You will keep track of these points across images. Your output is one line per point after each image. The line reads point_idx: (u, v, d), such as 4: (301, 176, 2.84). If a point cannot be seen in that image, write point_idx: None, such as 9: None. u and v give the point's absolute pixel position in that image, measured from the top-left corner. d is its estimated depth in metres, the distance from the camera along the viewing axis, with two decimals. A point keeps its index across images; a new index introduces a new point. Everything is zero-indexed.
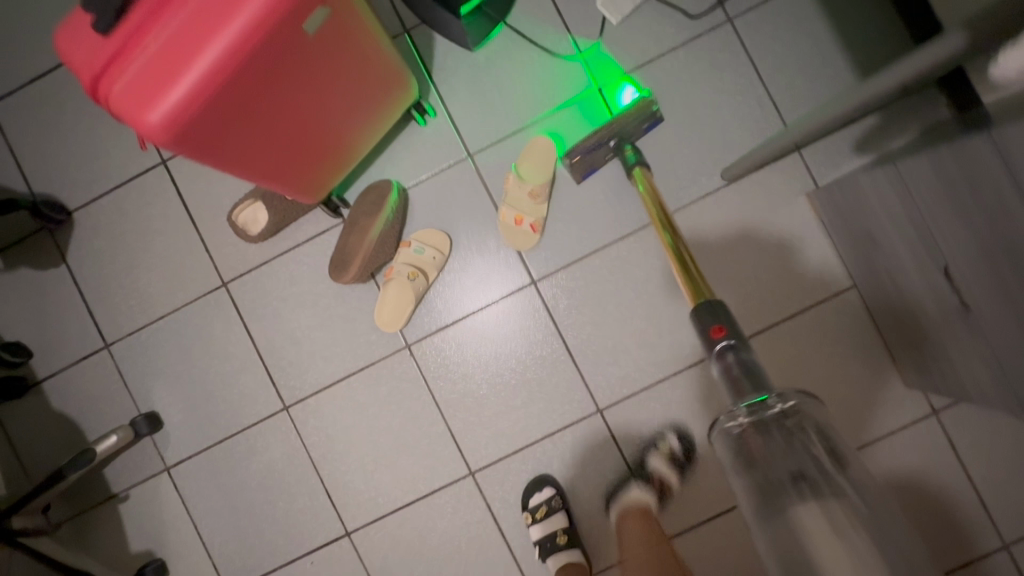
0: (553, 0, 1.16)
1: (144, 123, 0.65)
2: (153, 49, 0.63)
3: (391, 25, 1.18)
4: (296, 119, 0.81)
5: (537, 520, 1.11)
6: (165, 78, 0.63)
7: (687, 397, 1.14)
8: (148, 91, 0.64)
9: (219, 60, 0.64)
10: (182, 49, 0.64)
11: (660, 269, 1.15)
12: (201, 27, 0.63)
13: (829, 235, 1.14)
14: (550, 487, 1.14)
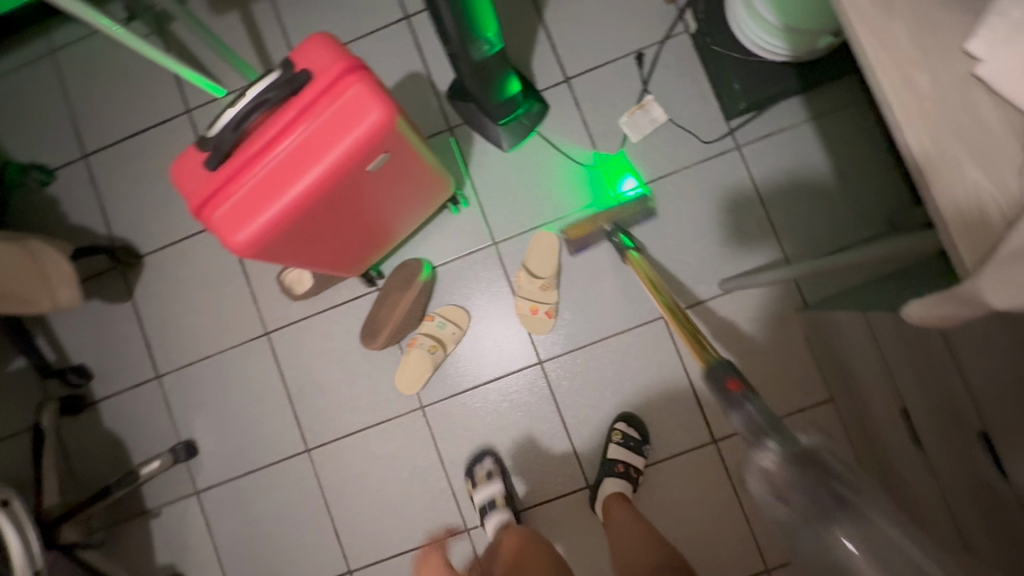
0: (582, 115, 1.31)
1: (233, 243, 0.80)
2: (247, 186, 0.78)
3: (438, 122, 1.34)
4: (353, 226, 0.96)
5: (478, 488, 1.24)
6: (252, 210, 0.78)
7: (670, 481, 1.25)
8: (240, 218, 0.79)
9: (299, 198, 0.79)
10: (270, 187, 0.78)
11: (656, 362, 1.27)
12: (287, 171, 0.78)
13: (812, 350, 1.24)
14: (493, 458, 1.27)
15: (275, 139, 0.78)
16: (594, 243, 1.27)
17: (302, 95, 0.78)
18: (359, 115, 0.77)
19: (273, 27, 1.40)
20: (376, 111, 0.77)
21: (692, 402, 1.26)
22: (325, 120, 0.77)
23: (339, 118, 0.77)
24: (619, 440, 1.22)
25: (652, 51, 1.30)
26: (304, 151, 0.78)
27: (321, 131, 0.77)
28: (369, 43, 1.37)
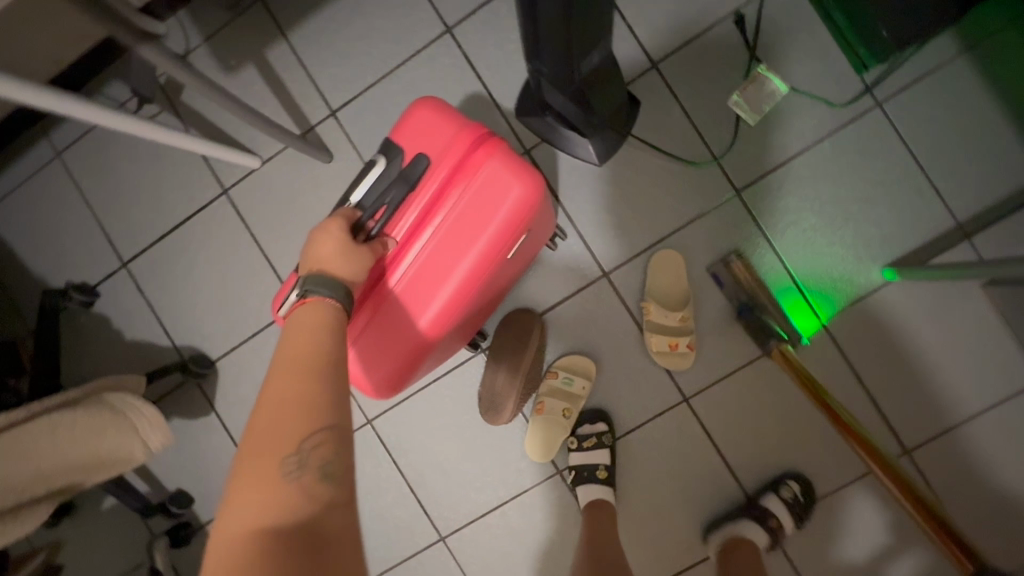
0: (682, 105, 1.10)
1: (393, 353, 0.81)
2: (397, 295, 0.78)
3: (511, 147, 1.15)
4: (488, 304, 0.95)
5: (581, 448, 1.11)
6: (407, 320, 0.79)
7: (864, 507, 1.08)
8: (399, 328, 0.79)
9: (453, 296, 0.79)
10: (422, 291, 0.78)
11: (823, 375, 1.10)
12: (437, 273, 0.78)
13: (1010, 329, 1.05)
14: (603, 423, 1.13)
15: (418, 235, 0.77)
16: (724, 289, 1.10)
17: (435, 182, 0.75)
18: (501, 193, 0.76)
19: (297, 75, 1.21)
20: (519, 186, 0.76)
21: (870, 412, 1.09)
22: (468, 204, 0.76)
23: (481, 199, 0.76)
24: (788, 497, 1.06)
25: (753, 9, 1.08)
26: (455, 240, 0.77)
27: (465, 218, 0.76)
28: (412, 71, 1.17)
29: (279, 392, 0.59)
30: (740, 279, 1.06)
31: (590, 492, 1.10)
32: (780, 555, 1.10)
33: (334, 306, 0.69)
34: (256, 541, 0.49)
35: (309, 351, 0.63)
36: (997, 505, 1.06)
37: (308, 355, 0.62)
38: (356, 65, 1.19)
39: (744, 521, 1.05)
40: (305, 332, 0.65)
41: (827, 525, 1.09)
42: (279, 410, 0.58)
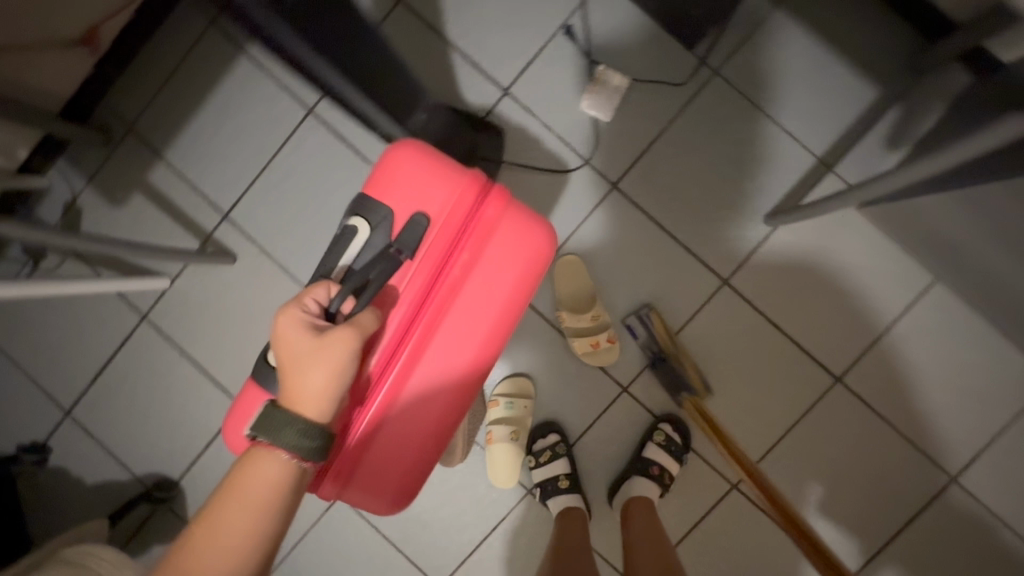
0: (540, 121, 1.16)
1: (414, 434, 0.76)
2: (414, 369, 0.75)
3: None
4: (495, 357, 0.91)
5: (540, 464, 1.15)
6: (428, 394, 0.75)
7: (815, 440, 1.14)
8: (417, 403, 0.75)
9: (476, 361, 0.77)
10: (442, 362, 0.75)
11: (742, 330, 1.14)
12: (456, 340, 0.75)
13: (893, 241, 1.12)
14: (555, 434, 1.17)
15: (428, 304, 0.74)
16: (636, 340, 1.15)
17: (440, 244, 0.73)
18: (520, 246, 0.75)
19: (182, 189, 1.25)
20: (531, 238, 0.75)
21: (795, 351, 1.14)
22: (483, 263, 0.75)
23: (495, 255, 0.75)
24: (661, 439, 1.12)
25: (578, 18, 1.15)
26: (473, 302, 0.75)
27: (482, 277, 0.75)
28: (288, 157, 1.22)
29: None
30: (659, 335, 1.12)
31: (558, 503, 1.13)
32: (753, 510, 1.14)
33: (288, 463, 0.59)
34: None
35: (240, 537, 0.57)
36: (929, 404, 1.12)
37: (223, 557, 0.56)
38: (234, 166, 1.23)
39: (634, 479, 1.11)
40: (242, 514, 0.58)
41: (786, 465, 1.14)
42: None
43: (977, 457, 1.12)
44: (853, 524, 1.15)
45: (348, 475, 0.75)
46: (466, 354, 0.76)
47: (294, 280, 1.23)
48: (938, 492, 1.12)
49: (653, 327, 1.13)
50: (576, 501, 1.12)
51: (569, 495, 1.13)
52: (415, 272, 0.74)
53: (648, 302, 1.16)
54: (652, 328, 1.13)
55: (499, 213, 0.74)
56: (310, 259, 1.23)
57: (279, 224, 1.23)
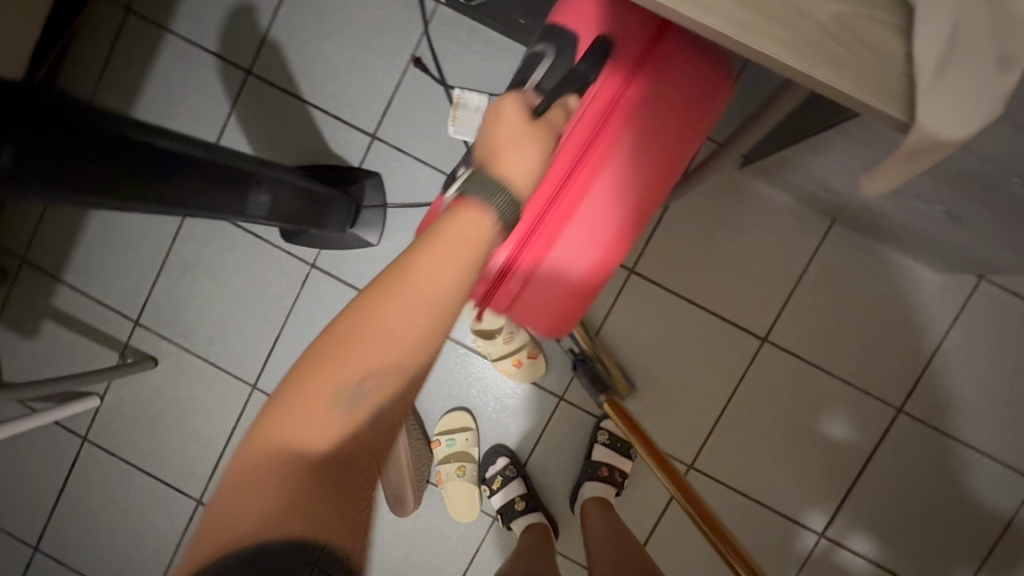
0: (414, 157, 1.17)
1: (574, 283, 0.75)
2: (580, 212, 0.73)
3: (297, 268, 1.20)
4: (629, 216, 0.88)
5: (496, 490, 1.15)
6: (594, 243, 0.74)
7: (755, 402, 1.15)
8: (576, 252, 0.74)
9: (645, 204, 0.75)
10: (611, 204, 0.73)
11: (660, 313, 1.14)
12: (624, 183, 0.73)
13: (782, 193, 1.11)
14: (504, 457, 1.17)
15: (601, 137, 0.71)
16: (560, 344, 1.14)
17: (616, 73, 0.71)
18: (690, 81, 0.72)
19: (89, 305, 1.24)
20: (701, 73, 0.72)
21: (716, 322, 1.14)
22: (654, 97, 0.72)
23: (644, 120, 0.72)
24: (605, 439, 1.13)
25: (424, 48, 1.15)
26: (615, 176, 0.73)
27: (652, 116, 0.72)
28: (182, 249, 1.22)
29: (292, 410, 0.46)
30: (580, 338, 1.11)
31: (521, 525, 1.13)
32: (714, 482, 1.16)
33: (490, 227, 0.55)
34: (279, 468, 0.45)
35: (418, 329, 0.49)
36: (858, 341, 1.13)
37: (395, 341, 0.48)
38: (133, 271, 1.23)
39: (586, 485, 1.11)
40: (395, 313, 0.49)
41: (733, 433, 1.15)
42: (279, 444, 0.46)
43: (916, 381, 1.13)
44: (812, 472, 1.16)
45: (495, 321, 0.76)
46: (606, 221, 0.73)
47: (219, 368, 1.23)
48: (887, 423, 1.14)
49: (574, 333, 1.11)
50: (536, 518, 1.13)
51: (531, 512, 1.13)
52: (589, 116, 0.71)
53: None
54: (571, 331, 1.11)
55: (651, 77, 0.71)
56: (229, 343, 1.23)
57: (190, 317, 1.23)
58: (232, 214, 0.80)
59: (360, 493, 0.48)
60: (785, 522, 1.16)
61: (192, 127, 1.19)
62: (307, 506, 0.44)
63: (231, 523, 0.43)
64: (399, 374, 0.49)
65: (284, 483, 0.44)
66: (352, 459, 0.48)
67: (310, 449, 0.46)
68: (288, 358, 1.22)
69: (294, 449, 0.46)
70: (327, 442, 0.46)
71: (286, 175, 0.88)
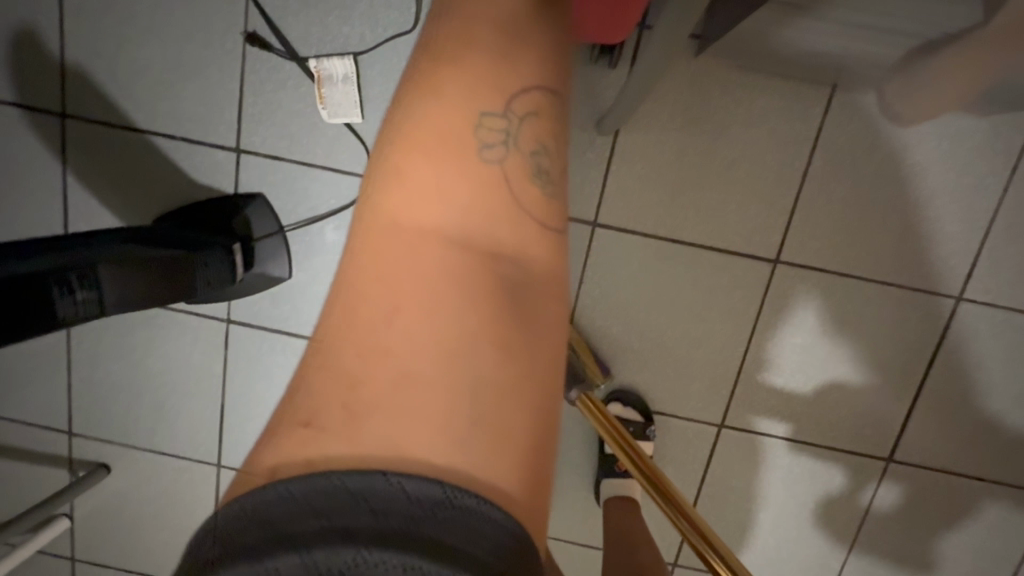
0: (296, 162, 0.93)
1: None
2: None
3: (213, 326, 1.01)
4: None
5: None
6: None
7: (780, 337, 0.94)
8: None
9: None
10: None
11: (642, 263, 0.92)
12: None
13: (757, 71, 0.85)
14: None
15: None
16: None
17: None
18: None
19: (12, 430, 1.10)
20: None
21: (711, 257, 0.92)
22: None
23: None
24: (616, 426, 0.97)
25: (255, 18, 0.88)
26: None
27: None
28: (83, 342, 1.05)
29: (413, 200, 0.52)
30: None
31: None
32: (751, 436, 0.99)
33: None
34: (443, 254, 0.50)
35: (492, 61, 0.56)
36: (893, 230, 0.90)
37: (475, 84, 0.55)
38: (43, 381, 1.07)
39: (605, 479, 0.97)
40: (485, 82, 0.56)
41: (764, 374, 0.96)
42: (427, 240, 0.51)
43: (975, 259, 0.90)
44: (868, 394, 0.96)
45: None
46: None
47: (175, 456, 1.09)
48: (946, 319, 0.92)
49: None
50: None
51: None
52: None
53: None
54: None
55: None
56: (176, 427, 1.08)
57: (124, 411, 1.08)
58: (39, 334, 0.62)
59: (529, 285, 0.52)
60: (846, 456, 0.99)
61: (29, 201, 0.96)
62: (476, 306, 0.49)
63: (380, 375, 0.46)
64: (524, 147, 0.55)
65: (449, 269, 0.50)
66: (504, 238, 0.52)
67: (466, 257, 0.51)
68: (241, 427, 1.07)
69: (445, 239, 0.51)
70: (468, 245, 0.51)
71: (102, 256, 0.68)
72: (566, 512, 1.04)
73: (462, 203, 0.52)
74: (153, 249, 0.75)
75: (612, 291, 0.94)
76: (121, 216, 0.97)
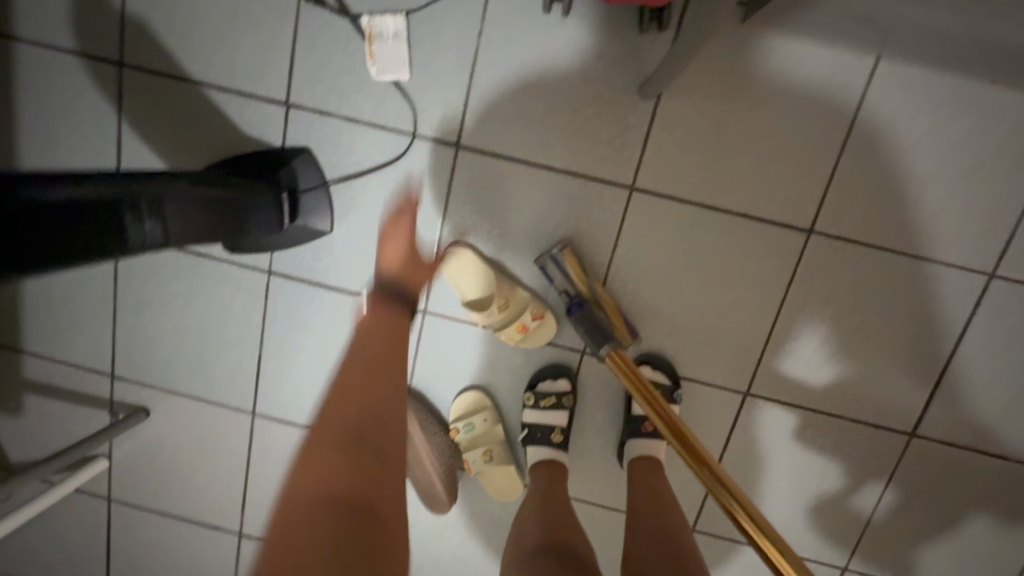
0: (343, 117, 0.96)
1: None
2: None
3: (255, 276, 1.05)
4: None
5: (537, 405, 1.00)
6: None
7: (810, 307, 0.96)
8: None
9: None
10: None
11: (677, 228, 0.94)
12: None
13: (803, 41, 0.86)
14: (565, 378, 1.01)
15: None
16: (549, 272, 0.96)
17: None
18: None
19: (58, 370, 1.14)
20: None
21: (746, 225, 0.93)
22: None
23: None
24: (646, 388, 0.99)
25: None
26: None
27: None
28: (129, 288, 1.08)
29: (310, 469, 0.64)
30: (573, 277, 0.95)
31: (542, 454, 1.01)
32: (776, 405, 1.00)
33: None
34: (332, 519, 0.59)
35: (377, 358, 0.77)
36: (930, 205, 0.91)
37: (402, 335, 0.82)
38: (89, 323, 1.11)
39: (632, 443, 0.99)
40: (379, 345, 0.78)
41: (792, 345, 0.98)
42: (315, 496, 0.61)
43: (1010, 237, 0.91)
44: (894, 368, 0.97)
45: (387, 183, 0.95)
46: None
47: (212, 403, 1.13)
48: (977, 296, 0.93)
49: (565, 265, 0.95)
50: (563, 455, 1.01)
51: (558, 462, 1.00)
52: None
53: (562, 243, 0.95)
54: (557, 268, 0.95)
55: None
56: (214, 374, 1.11)
57: (166, 356, 1.11)
58: (112, 256, 0.66)
59: (393, 527, 0.62)
60: (870, 430, 1.00)
61: (84, 146, 1.00)
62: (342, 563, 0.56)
63: None
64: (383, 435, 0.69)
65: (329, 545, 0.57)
66: (389, 526, 0.62)
67: (350, 513, 0.60)
68: (277, 377, 1.10)
69: (342, 505, 0.61)
70: (348, 509, 0.61)
71: (170, 190, 0.72)
72: (588, 473, 1.07)
73: (335, 477, 0.63)
74: (211, 189, 0.79)
75: (646, 255, 0.96)
76: (173, 165, 1.00)
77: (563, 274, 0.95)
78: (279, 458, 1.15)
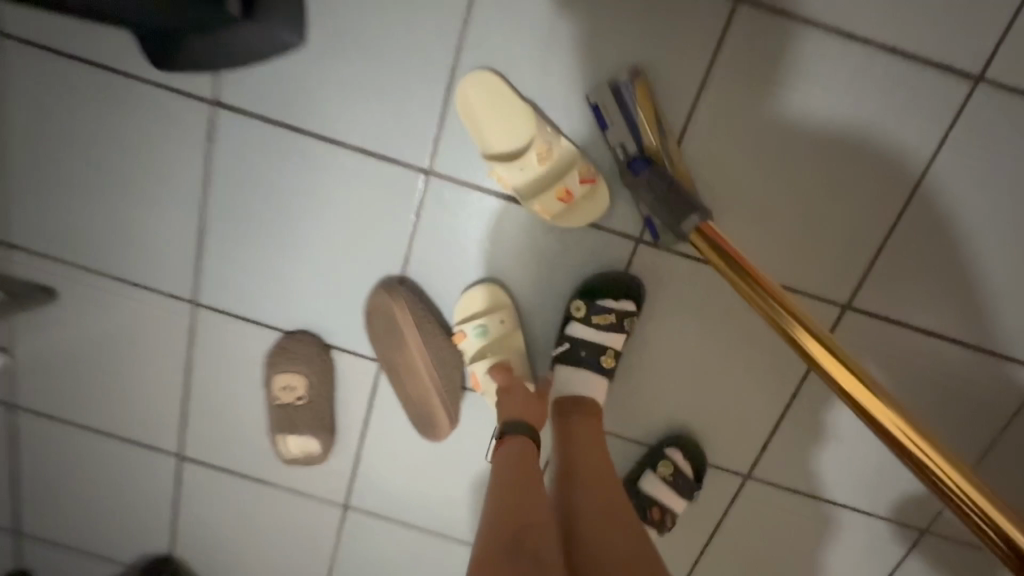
0: None
1: None
2: None
3: (197, 109, 0.76)
4: None
5: (587, 321, 0.78)
6: None
7: (951, 196, 0.72)
8: None
9: None
10: None
11: (792, 71, 0.68)
12: None
13: None
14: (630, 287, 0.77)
15: None
16: (607, 119, 0.70)
17: None
18: None
19: None
20: None
21: (888, 70, 0.68)
22: None
23: None
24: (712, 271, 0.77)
25: None
26: None
27: None
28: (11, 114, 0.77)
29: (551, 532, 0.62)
30: (643, 127, 0.68)
31: (586, 383, 0.80)
32: (882, 323, 0.78)
33: None
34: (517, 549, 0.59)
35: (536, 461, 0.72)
36: None
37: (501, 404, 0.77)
38: None
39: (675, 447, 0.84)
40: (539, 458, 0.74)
41: (918, 245, 0.74)
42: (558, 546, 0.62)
43: None
44: None
45: (477, 85, 0.70)
46: None
47: (139, 287, 0.85)
48: None
49: (633, 101, 0.68)
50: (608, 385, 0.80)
51: (590, 401, 0.79)
52: None
53: (635, 76, 0.68)
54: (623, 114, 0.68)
55: None
56: (138, 247, 0.83)
57: (72, 219, 0.82)
58: None
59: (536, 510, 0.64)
60: (993, 361, 0.79)
61: None
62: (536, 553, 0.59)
63: None
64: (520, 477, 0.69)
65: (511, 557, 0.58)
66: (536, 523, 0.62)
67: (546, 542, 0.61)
68: (225, 256, 0.82)
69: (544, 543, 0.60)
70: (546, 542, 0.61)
71: None
72: (627, 402, 0.84)
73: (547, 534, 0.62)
74: None
75: (743, 108, 0.70)
76: None
77: (632, 122, 0.68)
78: (229, 364, 0.89)
